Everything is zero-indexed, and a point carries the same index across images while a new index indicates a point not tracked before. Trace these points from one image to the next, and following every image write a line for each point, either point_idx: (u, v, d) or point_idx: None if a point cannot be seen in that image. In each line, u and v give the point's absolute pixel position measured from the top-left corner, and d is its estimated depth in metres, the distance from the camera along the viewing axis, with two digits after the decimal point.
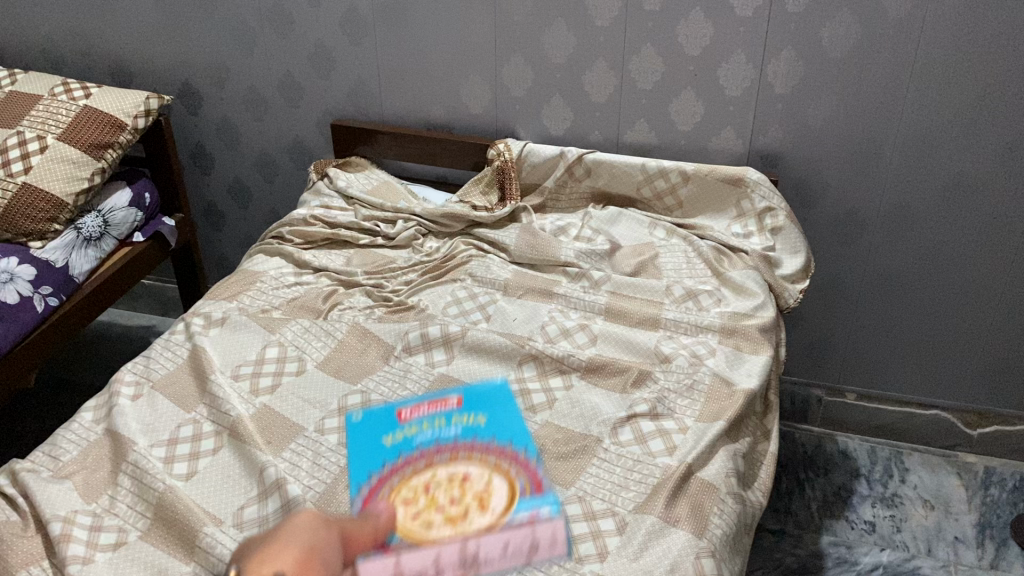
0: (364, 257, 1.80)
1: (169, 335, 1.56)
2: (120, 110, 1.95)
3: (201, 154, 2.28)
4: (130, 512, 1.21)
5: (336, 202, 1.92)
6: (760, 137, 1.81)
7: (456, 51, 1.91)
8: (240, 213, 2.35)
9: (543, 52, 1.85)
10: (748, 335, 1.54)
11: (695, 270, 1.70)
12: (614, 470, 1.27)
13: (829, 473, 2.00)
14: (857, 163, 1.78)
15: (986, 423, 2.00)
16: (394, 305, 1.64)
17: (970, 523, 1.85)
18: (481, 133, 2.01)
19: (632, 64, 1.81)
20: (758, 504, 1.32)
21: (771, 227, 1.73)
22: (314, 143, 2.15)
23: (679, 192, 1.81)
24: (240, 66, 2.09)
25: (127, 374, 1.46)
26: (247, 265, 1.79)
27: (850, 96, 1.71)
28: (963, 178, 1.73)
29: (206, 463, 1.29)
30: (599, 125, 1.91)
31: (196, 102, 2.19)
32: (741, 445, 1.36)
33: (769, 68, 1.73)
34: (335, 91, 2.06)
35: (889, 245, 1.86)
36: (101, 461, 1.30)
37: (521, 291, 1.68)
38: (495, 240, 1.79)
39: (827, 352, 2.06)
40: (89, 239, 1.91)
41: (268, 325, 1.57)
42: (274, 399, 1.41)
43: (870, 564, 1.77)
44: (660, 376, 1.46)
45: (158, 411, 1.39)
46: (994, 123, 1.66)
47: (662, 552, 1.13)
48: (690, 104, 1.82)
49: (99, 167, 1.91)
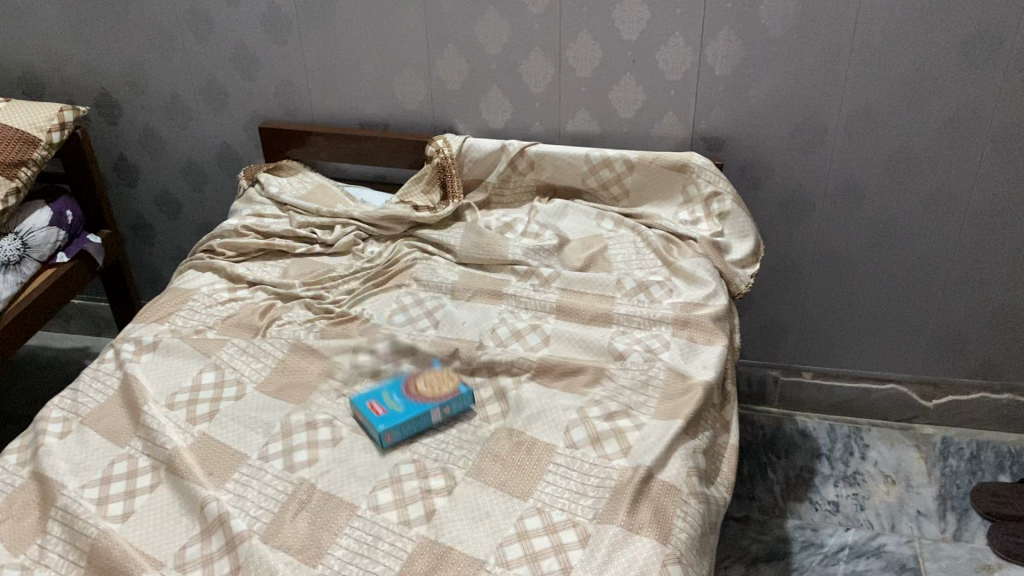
0: (303, 266, 1.73)
1: (97, 364, 1.47)
2: (32, 125, 1.84)
3: (125, 165, 2.17)
4: (63, 562, 1.13)
5: (269, 208, 1.84)
6: (703, 120, 1.78)
7: (386, 46, 1.83)
8: (171, 225, 2.25)
9: (476, 43, 1.78)
10: (702, 325, 1.50)
11: (645, 260, 1.66)
12: (573, 477, 1.23)
13: (790, 455, 1.98)
14: (802, 141, 1.75)
15: (941, 394, 2.00)
16: (336, 316, 1.57)
17: (932, 496, 1.85)
18: (418, 129, 1.94)
19: (569, 51, 1.75)
20: (722, 500, 1.29)
21: (718, 212, 1.70)
22: (244, 148, 2.06)
23: (625, 181, 1.76)
24: (160, 72, 1.98)
25: (54, 411, 1.37)
26: (178, 283, 1.70)
27: (791, 74, 1.68)
28: (906, 152, 1.71)
29: (143, 502, 1.21)
30: (539, 115, 1.85)
31: (115, 111, 2.08)
32: (701, 441, 1.33)
33: (708, 50, 1.69)
34: (262, 94, 1.97)
35: (837, 223, 1.84)
36: (28, 508, 1.21)
37: (468, 294, 1.62)
38: (439, 241, 1.73)
39: (781, 333, 2.04)
40: (7, 264, 1.80)
41: (203, 347, 1.49)
42: (213, 427, 1.34)
43: (837, 546, 1.75)
44: (616, 374, 1.42)
45: (89, 448, 1.30)
46: (935, 96, 1.64)
47: (628, 563, 1.08)
48: (630, 90, 1.77)
49: (12, 187, 1.80)
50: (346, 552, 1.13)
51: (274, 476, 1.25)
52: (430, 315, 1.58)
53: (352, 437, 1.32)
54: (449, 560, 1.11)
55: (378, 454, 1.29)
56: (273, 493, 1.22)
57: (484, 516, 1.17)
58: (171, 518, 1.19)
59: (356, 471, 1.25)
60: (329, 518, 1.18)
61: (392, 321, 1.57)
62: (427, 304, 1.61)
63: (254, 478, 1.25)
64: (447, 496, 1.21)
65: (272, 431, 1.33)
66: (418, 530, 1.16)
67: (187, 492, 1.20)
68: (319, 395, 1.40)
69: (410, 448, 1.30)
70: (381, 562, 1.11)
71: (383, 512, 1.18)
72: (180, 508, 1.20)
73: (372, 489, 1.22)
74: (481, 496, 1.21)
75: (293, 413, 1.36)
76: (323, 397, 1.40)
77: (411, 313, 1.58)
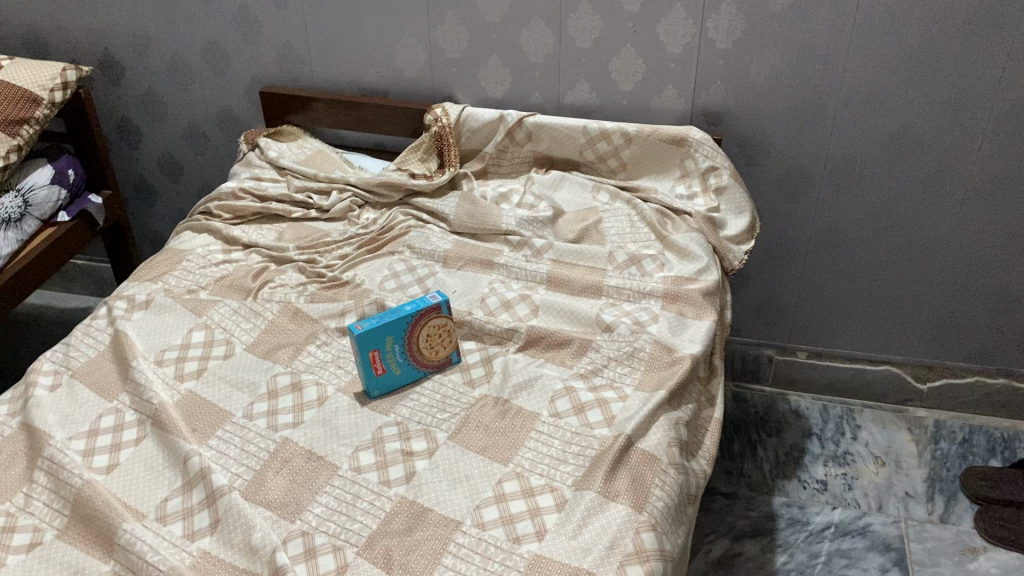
0: (298, 231, 1.74)
1: (90, 321, 1.49)
2: (35, 83, 1.85)
3: (128, 127, 2.18)
4: (47, 510, 1.15)
5: (267, 172, 1.85)
6: (702, 94, 1.77)
7: (387, 12, 1.83)
8: (172, 188, 2.26)
9: (476, 12, 1.78)
10: (691, 299, 1.50)
11: (639, 233, 1.66)
12: (552, 444, 1.24)
13: (781, 433, 1.99)
14: (801, 118, 1.74)
15: (935, 377, 1.99)
16: (328, 281, 1.58)
17: (921, 478, 1.85)
18: (418, 97, 1.94)
19: (570, 21, 1.74)
20: (702, 472, 1.29)
21: (715, 187, 1.69)
22: (245, 112, 2.07)
23: (622, 153, 1.76)
24: (163, 34, 1.99)
25: (45, 363, 1.39)
26: (173, 243, 1.72)
27: (793, 50, 1.67)
28: (906, 131, 1.70)
29: (128, 455, 1.23)
30: (538, 86, 1.85)
31: (118, 72, 2.09)
32: (684, 413, 1.33)
33: (710, 23, 1.68)
34: (263, 58, 1.97)
35: (836, 201, 1.83)
36: (16, 457, 1.23)
37: (460, 262, 1.63)
38: (434, 209, 1.74)
39: (777, 311, 2.03)
40: (8, 221, 1.81)
41: (195, 307, 1.51)
42: (199, 385, 1.35)
43: (822, 524, 1.76)
44: (602, 344, 1.42)
45: (77, 401, 1.32)
46: (937, 77, 1.63)
47: (601, 528, 1.09)
48: (630, 62, 1.76)
49: (14, 144, 1.82)
50: (325, 509, 1.14)
51: (258, 434, 1.26)
52: (421, 282, 1.59)
53: (337, 398, 1.33)
54: (425, 521, 1.12)
55: (362, 415, 1.30)
56: (256, 451, 1.23)
57: (463, 478, 1.18)
58: (155, 470, 1.21)
59: (340, 432, 1.27)
60: (311, 476, 1.19)
61: (384, 287, 1.58)
62: (419, 271, 1.61)
63: (238, 435, 1.26)
64: (428, 458, 1.22)
65: (258, 391, 1.34)
66: (397, 490, 1.17)
67: (171, 446, 1.22)
68: (306, 356, 1.42)
69: (393, 411, 1.31)
70: (359, 519, 1.13)
71: (364, 472, 1.20)
72: (163, 462, 1.22)
73: (354, 449, 1.24)
74: (461, 459, 1.22)
75: (280, 373, 1.38)
76: (310, 359, 1.41)
77: (403, 280, 1.59)
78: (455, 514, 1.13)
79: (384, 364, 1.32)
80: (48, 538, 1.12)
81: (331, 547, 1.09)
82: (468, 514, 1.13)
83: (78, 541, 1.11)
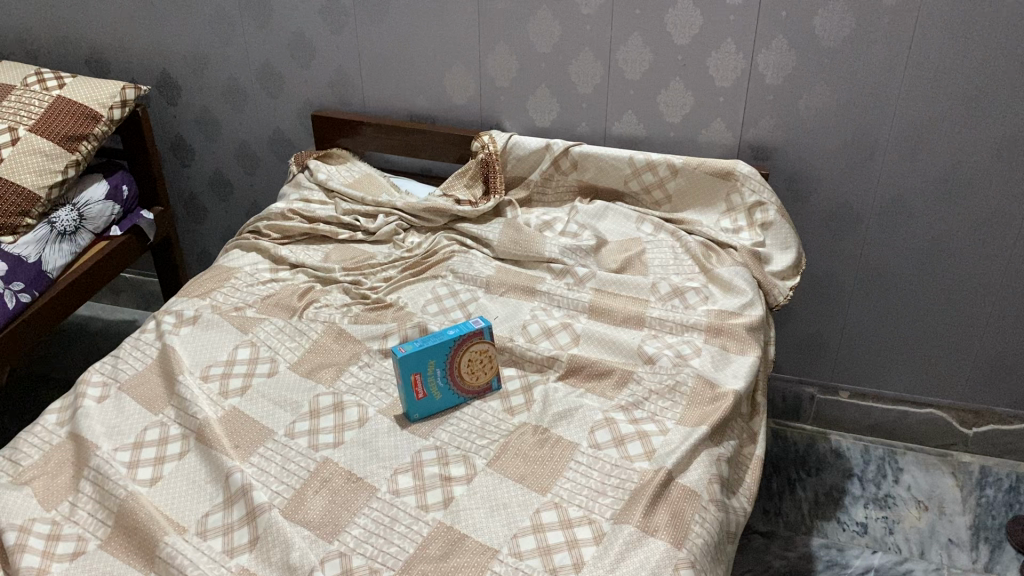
0: (344, 252, 1.76)
1: (138, 334, 1.52)
2: (95, 101, 1.90)
3: (181, 146, 2.23)
4: (91, 520, 1.17)
5: (315, 194, 1.88)
6: (750, 129, 1.76)
7: (439, 41, 1.86)
8: (221, 205, 2.30)
9: (527, 41, 1.80)
10: (735, 334, 1.48)
11: (683, 265, 1.65)
12: (591, 475, 1.23)
13: (821, 473, 1.95)
14: (850, 156, 1.73)
15: (982, 422, 1.95)
16: (372, 303, 1.60)
17: (965, 525, 1.81)
18: (465, 124, 1.96)
19: (619, 53, 1.76)
20: (742, 511, 1.28)
21: (761, 222, 1.69)
22: (296, 134, 2.11)
23: (668, 185, 1.75)
24: (220, 56, 2.04)
25: (94, 375, 1.42)
26: (222, 261, 1.75)
27: (843, 87, 1.66)
28: (957, 172, 1.68)
29: (170, 468, 1.25)
30: (586, 116, 1.86)
31: (174, 93, 2.14)
32: (724, 450, 1.31)
33: (760, 58, 1.68)
34: (316, 82, 2.01)
35: (884, 239, 1.80)
36: (64, 465, 1.25)
37: (502, 288, 1.63)
38: (478, 234, 1.75)
39: (821, 348, 2.01)
40: (64, 233, 1.86)
41: (241, 324, 1.53)
42: (243, 401, 1.37)
43: (861, 567, 1.72)
44: (643, 376, 1.41)
45: (124, 413, 1.35)
46: (990, 118, 1.61)
47: (640, 562, 1.08)
48: (679, 94, 1.77)
49: (73, 160, 1.86)
50: (363, 530, 1.15)
51: (298, 453, 1.27)
52: (463, 307, 1.60)
53: (377, 420, 1.34)
54: (462, 547, 1.12)
55: (401, 437, 1.31)
56: (296, 469, 1.24)
57: (500, 507, 1.18)
58: (197, 485, 1.22)
59: (379, 453, 1.27)
60: (349, 498, 1.20)
61: (426, 310, 1.59)
62: (461, 296, 1.62)
63: (279, 453, 1.27)
64: (466, 483, 1.22)
65: (300, 409, 1.36)
66: (435, 515, 1.17)
67: (213, 462, 1.24)
68: (349, 377, 1.43)
69: (433, 435, 1.31)
70: (396, 543, 1.13)
71: (402, 495, 1.20)
72: (206, 476, 1.23)
73: (393, 472, 1.24)
74: (499, 486, 1.21)
75: (322, 393, 1.39)
76: (352, 380, 1.42)
77: (445, 304, 1.60)
78: (494, 542, 1.12)
79: (426, 387, 1.33)
80: (92, 547, 1.13)
81: (367, 569, 1.09)
82: (504, 543, 1.12)
83: (120, 552, 1.12)
